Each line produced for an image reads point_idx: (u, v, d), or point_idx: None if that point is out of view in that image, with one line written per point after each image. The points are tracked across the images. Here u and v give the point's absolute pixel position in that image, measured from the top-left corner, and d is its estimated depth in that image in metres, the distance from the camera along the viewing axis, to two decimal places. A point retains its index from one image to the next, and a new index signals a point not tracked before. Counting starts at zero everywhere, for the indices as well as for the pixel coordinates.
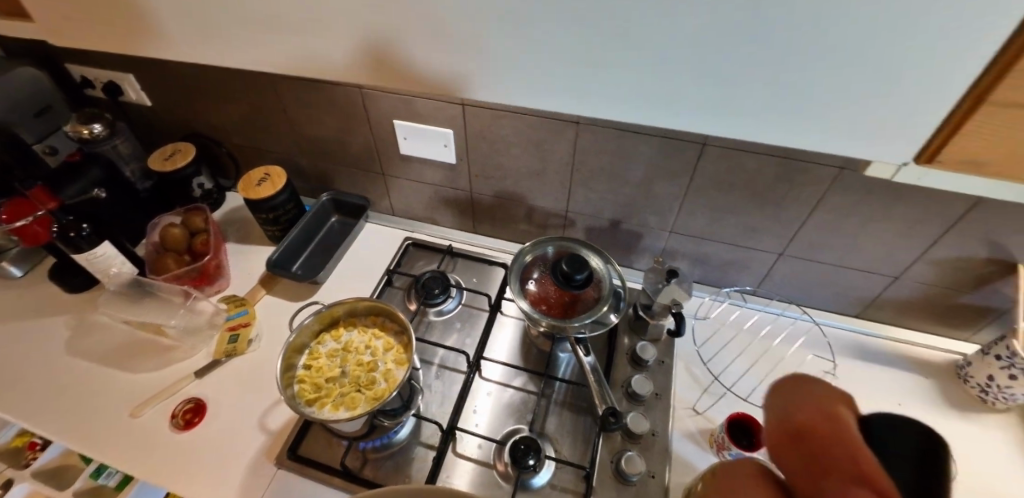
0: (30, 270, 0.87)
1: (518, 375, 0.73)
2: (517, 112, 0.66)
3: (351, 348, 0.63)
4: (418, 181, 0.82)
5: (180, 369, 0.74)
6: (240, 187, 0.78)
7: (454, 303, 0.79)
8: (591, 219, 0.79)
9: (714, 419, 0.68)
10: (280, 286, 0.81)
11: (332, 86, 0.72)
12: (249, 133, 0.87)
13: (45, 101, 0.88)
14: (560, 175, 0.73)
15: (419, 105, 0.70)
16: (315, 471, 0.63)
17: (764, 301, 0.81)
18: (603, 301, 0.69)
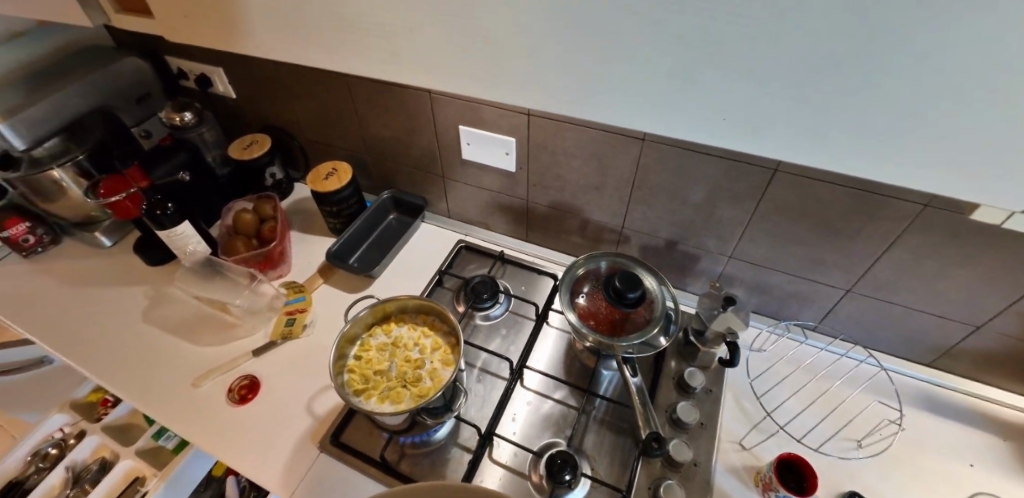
0: (118, 241, 0.95)
1: (559, 387, 0.73)
2: (583, 126, 0.66)
3: (400, 344, 0.65)
4: (476, 186, 0.84)
5: (240, 346, 0.78)
6: (308, 180, 0.83)
7: (501, 309, 0.80)
8: (646, 237, 0.78)
9: (761, 457, 0.65)
10: (336, 276, 0.85)
11: (403, 90, 0.75)
12: (321, 129, 0.91)
13: (146, 89, 0.97)
14: (619, 191, 0.73)
15: (486, 112, 0.72)
16: (355, 460, 0.65)
17: (824, 338, 0.76)
18: (653, 322, 0.68)
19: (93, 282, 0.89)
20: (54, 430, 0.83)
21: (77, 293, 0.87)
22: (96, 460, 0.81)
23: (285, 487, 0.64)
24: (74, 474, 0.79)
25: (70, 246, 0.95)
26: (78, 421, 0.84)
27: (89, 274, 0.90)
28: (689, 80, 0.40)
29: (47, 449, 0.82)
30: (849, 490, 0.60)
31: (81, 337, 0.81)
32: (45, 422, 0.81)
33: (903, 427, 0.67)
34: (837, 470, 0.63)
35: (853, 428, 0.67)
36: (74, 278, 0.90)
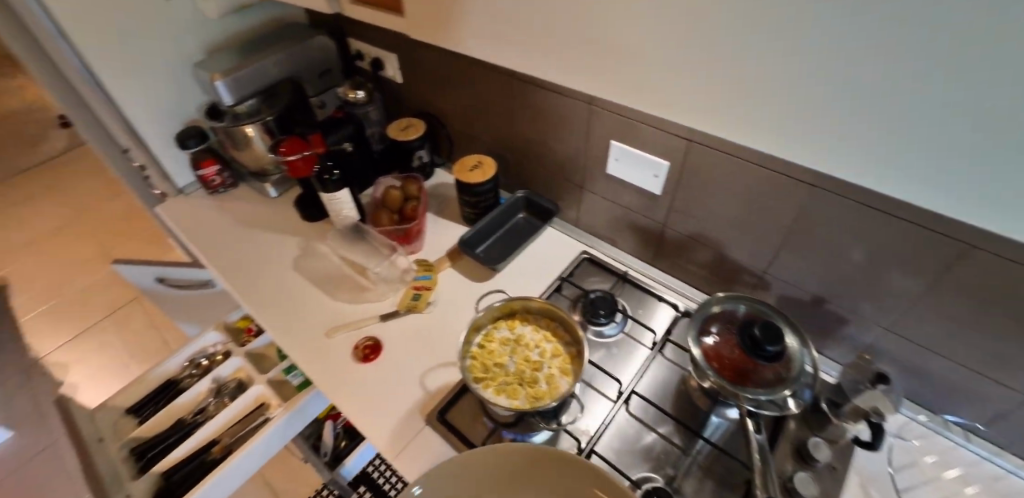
0: (281, 193, 1.09)
1: (664, 421, 0.71)
2: (744, 160, 0.63)
3: (522, 343, 0.67)
4: (612, 200, 0.84)
5: (368, 309, 0.85)
6: (455, 169, 0.89)
7: (615, 330, 0.79)
8: (790, 287, 0.73)
9: None
10: (462, 262, 0.90)
11: (564, 98, 0.77)
12: (471, 123, 0.97)
13: (329, 65, 1.10)
14: (772, 235, 0.69)
15: (643, 133, 0.71)
16: (456, 440, 0.68)
17: (988, 447, 0.66)
18: (785, 382, 0.63)
19: (257, 225, 1.03)
20: (209, 344, 0.98)
21: (245, 232, 1.02)
22: (234, 379, 0.94)
23: (391, 449, 0.69)
24: (217, 386, 0.93)
25: (245, 191, 1.12)
26: (227, 342, 0.98)
27: (256, 218, 1.05)
28: (847, 103, 0.48)
29: (201, 359, 0.97)
30: None
31: (244, 270, 0.95)
32: (203, 336, 0.96)
33: None
34: None
35: None
36: (245, 219, 1.05)
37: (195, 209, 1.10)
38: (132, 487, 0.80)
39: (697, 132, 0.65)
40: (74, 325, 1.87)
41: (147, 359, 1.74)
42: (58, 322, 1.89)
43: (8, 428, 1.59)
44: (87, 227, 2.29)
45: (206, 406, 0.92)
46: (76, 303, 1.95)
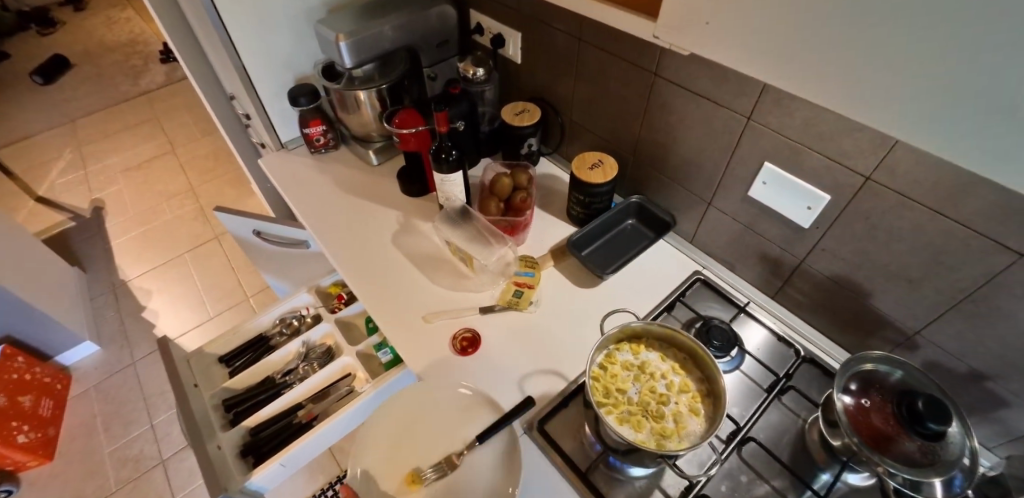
0: (382, 161, 1.09)
1: (778, 474, 0.65)
2: (939, 212, 0.54)
3: (647, 370, 0.62)
4: (745, 225, 0.78)
5: (468, 299, 0.84)
6: (575, 164, 0.84)
7: (729, 365, 0.72)
8: (946, 357, 0.64)
9: None
10: (566, 263, 0.86)
11: (716, 107, 0.70)
12: (592, 118, 0.92)
13: (446, 36, 1.06)
14: (944, 297, 0.60)
15: (809, 159, 0.63)
16: (558, 457, 0.66)
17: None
18: (936, 467, 0.54)
19: (357, 193, 1.03)
20: (301, 306, 0.99)
21: (343, 199, 1.02)
22: (323, 345, 0.95)
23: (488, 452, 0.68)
24: (306, 349, 0.94)
25: (345, 155, 1.12)
26: (317, 305, 0.99)
27: (355, 185, 1.05)
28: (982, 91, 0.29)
29: (292, 319, 0.98)
30: None
31: (342, 238, 0.95)
32: (296, 296, 0.97)
33: None
34: None
35: None
36: (344, 185, 1.05)
37: (296, 166, 1.10)
38: (223, 439, 0.82)
39: (885, 169, 0.57)
40: (157, 254, 2.00)
41: (218, 297, 1.83)
42: (143, 250, 2.02)
43: (97, 342, 1.72)
44: (172, 161, 2.42)
45: (296, 368, 0.94)
46: (159, 234, 2.09)
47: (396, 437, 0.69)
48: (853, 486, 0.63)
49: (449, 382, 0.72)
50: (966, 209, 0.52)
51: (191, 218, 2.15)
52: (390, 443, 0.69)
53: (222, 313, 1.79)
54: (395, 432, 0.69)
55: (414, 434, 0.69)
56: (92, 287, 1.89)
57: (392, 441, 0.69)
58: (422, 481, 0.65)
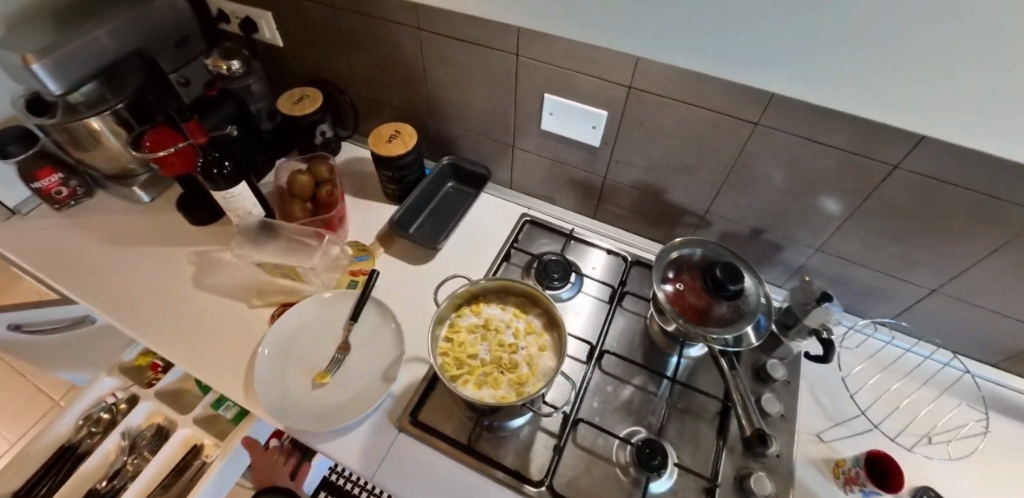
0: (156, 197, 0.91)
1: (636, 372, 0.71)
2: (691, 103, 0.62)
3: (492, 327, 0.61)
4: (549, 158, 0.79)
5: (299, 315, 0.73)
6: (371, 141, 0.78)
7: (571, 291, 0.76)
8: (730, 223, 0.74)
9: (842, 451, 0.65)
10: (396, 246, 0.81)
11: (486, 49, 0.69)
12: (384, 89, 0.86)
13: (185, 31, 0.89)
14: (713, 175, 0.69)
15: (580, 82, 0.66)
16: (439, 440, 0.64)
17: (889, 333, 0.76)
18: (744, 318, 0.64)
19: (135, 242, 0.85)
20: (106, 394, 0.80)
21: (118, 254, 0.83)
22: (151, 425, 0.79)
23: (366, 465, 0.63)
24: (129, 440, 0.77)
25: (105, 202, 0.90)
26: (129, 385, 0.81)
27: (130, 234, 0.86)
28: None
29: (98, 413, 0.79)
30: (924, 485, 0.62)
31: (130, 301, 0.77)
32: (96, 384, 0.78)
33: (987, 429, 0.68)
34: (920, 468, 0.64)
35: (931, 427, 0.67)
36: (115, 238, 0.85)
37: (41, 232, 0.86)
38: None
39: (639, 76, 0.62)
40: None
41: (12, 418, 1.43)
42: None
43: None
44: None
45: (123, 466, 0.77)
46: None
47: (293, 340, 0.71)
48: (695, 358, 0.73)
49: (307, 409, 0.65)
50: (707, 96, 0.60)
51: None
52: (288, 349, 0.70)
53: (20, 436, 1.40)
54: (287, 338, 0.71)
55: (298, 341, 0.71)
56: None
57: (292, 347, 0.71)
58: (331, 372, 0.69)
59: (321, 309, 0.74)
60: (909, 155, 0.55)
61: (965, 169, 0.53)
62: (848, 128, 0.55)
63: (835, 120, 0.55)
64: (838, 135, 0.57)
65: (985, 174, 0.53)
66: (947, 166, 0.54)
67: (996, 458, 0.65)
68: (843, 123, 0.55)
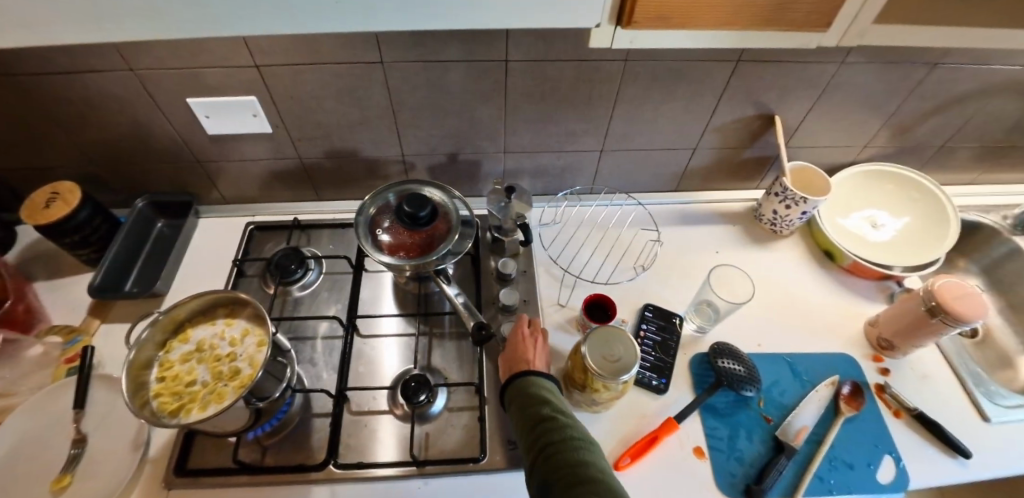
0: None
1: (396, 322, 0.75)
2: (318, 62, 0.63)
3: (204, 346, 0.59)
4: (241, 159, 0.77)
5: (14, 429, 0.62)
6: (25, 214, 0.67)
7: (315, 275, 0.76)
8: (428, 157, 0.79)
9: (574, 306, 0.76)
10: (117, 310, 0.74)
11: (95, 74, 0.63)
12: (25, 152, 0.74)
13: None
14: (385, 120, 0.72)
15: (208, 76, 0.64)
16: (211, 477, 0.62)
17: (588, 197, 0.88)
18: (453, 229, 0.70)
19: None
20: None
21: None
22: None
23: None
24: None
25: None
26: None
27: None
28: None
29: None
30: (645, 304, 0.77)
31: None
32: None
33: (661, 241, 0.85)
34: (631, 292, 0.78)
35: (635, 257, 0.82)
36: None
37: None
38: None
39: (256, 53, 0.61)
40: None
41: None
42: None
43: None
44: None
45: None
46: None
47: (8, 465, 0.60)
48: None
49: None
50: (325, 52, 0.62)
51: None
52: (3, 477, 0.59)
53: None
54: (0, 466, 0.60)
55: (20, 462, 0.60)
56: None
57: (10, 470, 0.59)
58: (71, 471, 0.60)
59: (33, 418, 0.63)
60: (508, 49, 0.63)
61: (550, 45, 0.63)
62: (450, 41, 0.62)
63: (435, 38, 0.61)
64: (447, 50, 0.63)
65: (563, 45, 0.63)
66: (535, 48, 0.63)
67: (681, 259, 0.83)
68: (442, 39, 0.61)
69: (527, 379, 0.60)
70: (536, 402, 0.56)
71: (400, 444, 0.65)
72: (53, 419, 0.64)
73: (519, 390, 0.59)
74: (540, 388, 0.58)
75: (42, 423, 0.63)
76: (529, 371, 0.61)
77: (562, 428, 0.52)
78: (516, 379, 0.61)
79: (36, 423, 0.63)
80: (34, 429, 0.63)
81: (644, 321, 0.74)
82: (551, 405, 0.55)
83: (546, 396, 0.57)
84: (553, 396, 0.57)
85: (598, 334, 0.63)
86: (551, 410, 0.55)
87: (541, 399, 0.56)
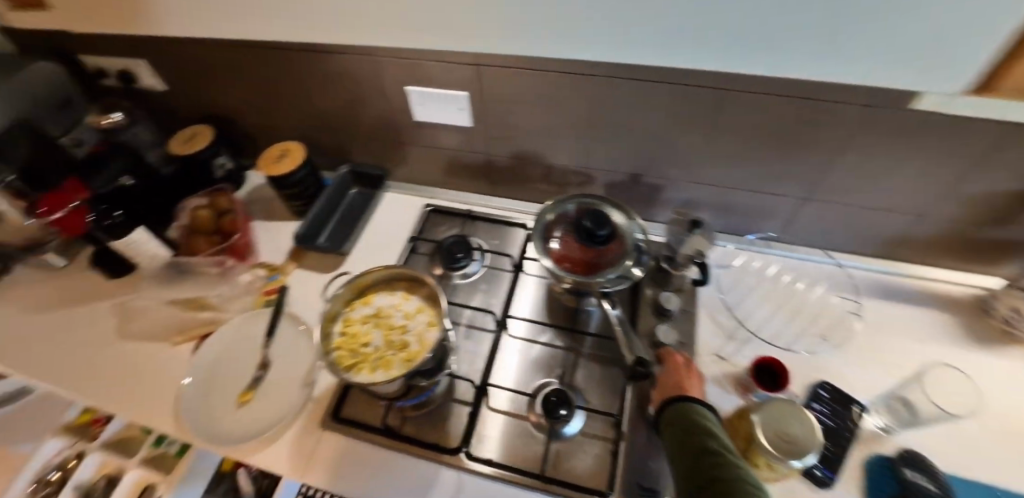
0: (71, 259, 0.92)
1: (544, 331, 0.75)
2: (532, 69, 0.66)
3: (382, 314, 0.64)
4: (435, 146, 0.83)
5: (221, 341, 0.75)
6: (261, 166, 0.82)
7: (478, 266, 0.80)
8: (609, 174, 0.79)
9: (739, 364, 0.70)
10: (309, 258, 0.85)
11: (342, 56, 0.73)
12: (271, 113, 0.89)
13: (64, 95, 0.90)
14: (577, 131, 0.73)
15: (432, 68, 0.70)
16: (358, 431, 0.67)
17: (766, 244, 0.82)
18: (625, 255, 0.68)
19: (58, 306, 0.87)
20: (51, 456, 0.81)
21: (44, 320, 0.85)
22: (102, 476, 0.80)
23: (295, 469, 0.66)
24: (83, 492, 0.78)
25: (21, 274, 0.92)
26: (76, 443, 0.83)
27: (50, 300, 0.88)
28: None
29: (50, 474, 0.80)
30: (821, 380, 0.67)
31: (63, 364, 0.80)
32: (41, 449, 0.80)
33: (861, 315, 0.74)
34: (811, 366, 0.69)
35: (818, 325, 0.73)
36: (37, 306, 0.87)
37: None
38: None
39: (480, 53, 0.65)
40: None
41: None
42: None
43: None
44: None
45: None
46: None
47: (213, 368, 0.73)
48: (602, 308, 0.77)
49: (238, 427, 0.68)
50: (543, 60, 0.64)
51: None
52: (209, 378, 0.72)
53: None
54: (208, 368, 0.73)
55: (220, 369, 0.73)
56: None
57: (214, 373, 0.73)
58: (254, 389, 0.71)
59: (231, 335, 0.76)
60: (731, 77, 0.59)
61: (782, 79, 0.57)
62: (670, 63, 0.59)
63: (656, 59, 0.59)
64: (664, 71, 0.61)
65: (798, 81, 0.57)
66: (762, 80, 0.58)
67: (877, 341, 0.71)
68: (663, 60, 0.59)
69: (688, 405, 0.54)
70: (700, 432, 0.50)
71: (530, 454, 0.64)
72: (245, 339, 0.76)
73: (678, 414, 0.54)
74: (703, 419, 0.52)
75: (237, 341, 0.76)
76: (686, 398, 0.56)
77: (732, 463, 0.46)
78: (673, 405, 0.56)
79: (234, 340, 0.76)
80: (232, 344, 0.75)
81: (816, 400, 0.65)
82: (718, 440, 0.49)
83: (711, 427, 0.51)
84: (718, 431, 0.51)
85: (774, 406, 0.56)
86: (718, 443, 0.48)
87: (706, 431, 0.50)
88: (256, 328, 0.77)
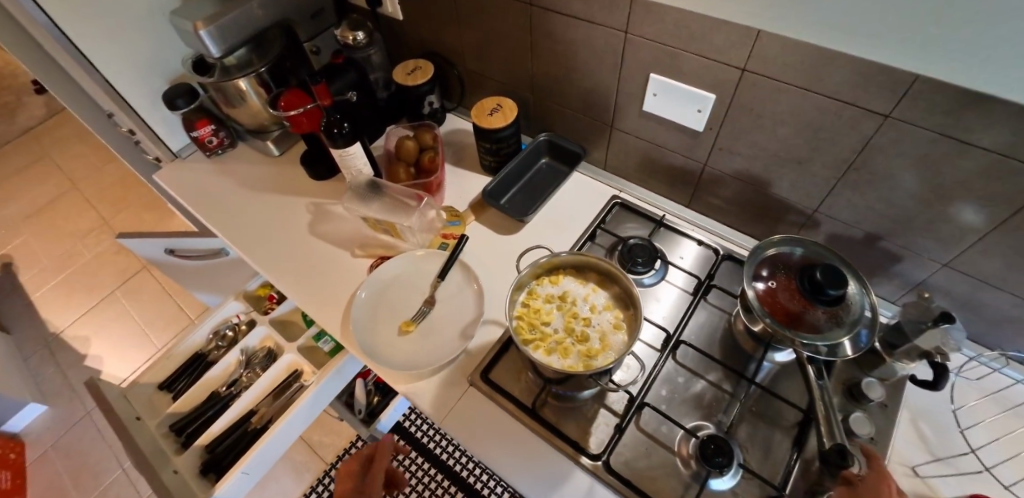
0: (284, 151, 1.04)
1: (711, 368, 0.69)
2: (806, 89, 0.57)
3: (567, 299, 0.62)
4: (647, 140, 0.80)
5: (395, 268, 0.80)
6: (474, 114, 0.84)
7: (655, 278, 0.77)
8: (842, 226, 0.71)
9: (939, 490, 0.59)
10: (486, 215, 0.87)
11: (591, 26, 0.70)
12: (491, 64, 0.90)
13: (319, 5, 1.00)
14: (829, 171, 0.65)
15: (688, 62, 0.65)
16: (500, 397, 0.67)
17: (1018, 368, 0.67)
18: (841, 325, 0.59)
19: (266, 189, 0.98)
20: (231, 315, 0.95)
21: (251, 198, 0.97)
22: (263, 348, 0.92)
23: (436, 411, 0.68)
24: (246, 356, 0.90)
25: (244, 152, 1.06)
26: (250, 311, 0.95)
27: (259, 181, 1.00)
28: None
29: (225, 330, 0.94)
30: None
31: (258, 240, 0.90)
32: (224, 306, 0.92)
33: None
34: None
35: None
36: (247, 183, 1.00)
37: (193, 174, 1.03)
38: (178, 462, 0.78)
39: (755, 58, 0.58)
40: (68, 285, 1.74)
41: (154, 322, 1.63)
42: (52, 277, 1.77)
43: (44, 401, 1.46)
44: (55, 176, 2.09)
45: (239, 377, 0.90)
46: (60, 258, 1.82)
47: (385, 288, 0.79)
48: (779, 364, 0.70)
49: (397, 351, 0.72)
50: (828, 85, 0.55)
51: (97, 239, 1.87)
52: (380, 297, 0.78)
53: (168, 342, 1.57)
54: (381, 288, 0.79)
55: (392, 292, 0.78)
56: (20, 345, 1.59)
57: (384, 294, 0.78)
58: (416, 322, 0.75)
59: (404, 264, 0.81)
60: None
61: None
62: (995, 125, 0.48)
63: (987, 117, 0.47)
64: (984, 134, 0.49)
65: None
66: None
67: None
68: (992, 121, 0.47)
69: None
70: None
71: (669, 491, 0.60)
72: (415, 274, 0.80)
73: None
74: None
75: (408, 272, 0.80)
76: None
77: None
78: None
79: (406, 271, 0.80)
80: (406, 273, 0.80)
81: None
82: None
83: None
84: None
85: None
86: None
87: None
88: (432, 263, 0.81)
